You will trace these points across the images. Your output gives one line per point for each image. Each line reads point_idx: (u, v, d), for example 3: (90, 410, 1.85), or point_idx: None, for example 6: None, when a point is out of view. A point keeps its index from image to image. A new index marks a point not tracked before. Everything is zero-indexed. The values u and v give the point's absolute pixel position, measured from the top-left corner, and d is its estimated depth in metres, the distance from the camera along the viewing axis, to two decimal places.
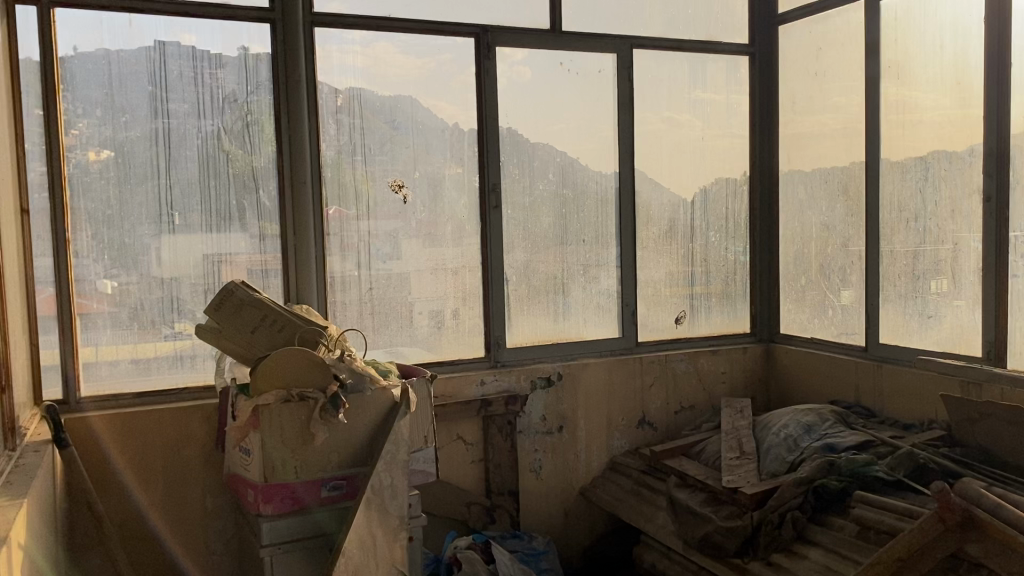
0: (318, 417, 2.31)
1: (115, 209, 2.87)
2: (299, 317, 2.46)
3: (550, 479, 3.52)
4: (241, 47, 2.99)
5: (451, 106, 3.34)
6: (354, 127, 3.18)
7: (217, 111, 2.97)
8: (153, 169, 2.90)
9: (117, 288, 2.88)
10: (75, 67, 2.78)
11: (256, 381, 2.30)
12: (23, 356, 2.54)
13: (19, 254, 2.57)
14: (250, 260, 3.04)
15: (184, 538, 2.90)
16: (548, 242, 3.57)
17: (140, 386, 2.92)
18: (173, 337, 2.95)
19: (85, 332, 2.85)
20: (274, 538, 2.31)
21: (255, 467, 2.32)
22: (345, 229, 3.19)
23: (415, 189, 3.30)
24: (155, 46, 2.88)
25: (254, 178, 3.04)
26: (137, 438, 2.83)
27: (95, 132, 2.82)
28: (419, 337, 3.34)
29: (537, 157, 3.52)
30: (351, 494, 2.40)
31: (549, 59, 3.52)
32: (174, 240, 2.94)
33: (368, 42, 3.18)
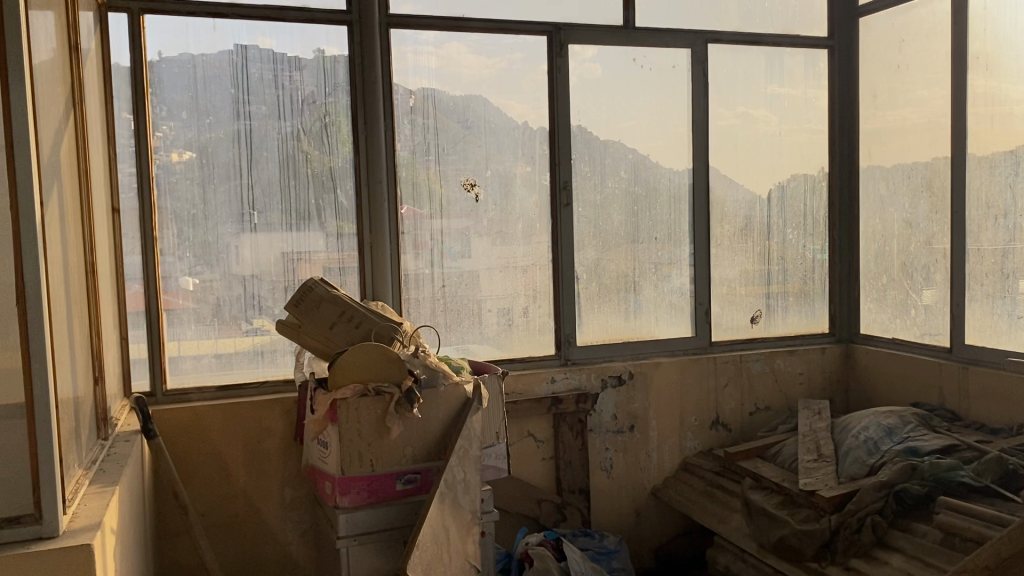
0: (394, 412, 2.35)
1: (199, 208, 2.96)
2: (375, 314, 2.51)
3: (622, 479, 3.51)
4: (318, 49, 3.06)
5: (523, 105, 3.36)
6: (428, 127, 3.22)
7: (296, 113, 3.05)
8: (234, 169, 2.99)
9: (199, 285, 2.98)
10: (162, 71, 2.89)
11: (334, 375, 2.35)
12: (114, 349, 2.66)
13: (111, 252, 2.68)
14: (327, 259, 3.11)
15: (264, 529, 2.99)
16: (620, 240, 3.55)
17: (222, 380, 3.02)
18: (252, 332, 3.04)
19: (171, 327, 2.96)
20: (350, 530, 2.37)
21: (333, 460, 2.38)
22: (419, 228, 3.23)
23: (487, 188, 3.33)
24: (237, 50, 2.97)
25: (332, 178, 3.10)
26: (218, 431, 2.91)
27: (180, 134, 2.92)
28: (490, 335, 3.37)
29: (608, 155, 3.51)
30: (425, 487, 2.44)
31: (621, 56, 3.50)
32: (255, 239, 3.03)
33: (441, 42, 3.22)
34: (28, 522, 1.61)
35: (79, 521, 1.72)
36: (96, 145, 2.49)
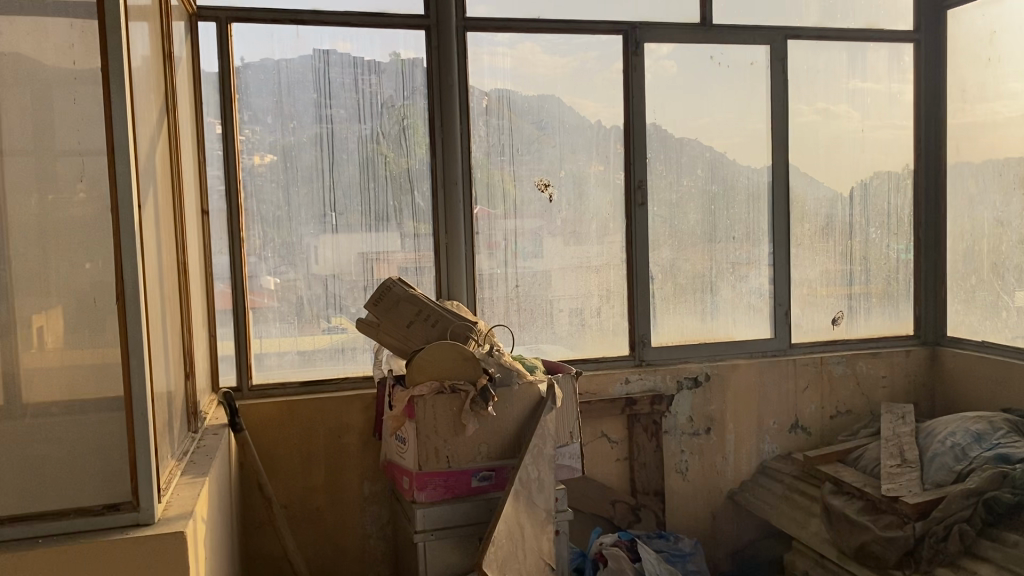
0: (469, 409, 2.38)
1: (282, 210, 3.06)
2: (451, 313, 2.55)
3: (698, 481, 3.47)
4: (395, 53, 3.12)
5: (597, 104, 3.36)
6: (502, 127, 3.25)
7: (376, 116, 3.11)
8: (316, 171, 3.07)
9: (280, 284, 3.07)
10: (248, 76, 2.99)
11: (411, 372, 2.39)
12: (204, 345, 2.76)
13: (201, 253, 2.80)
14: (404, 259, 3.17)
15: (343, 522, 3.07)
16: (695, 239, 3.52)
17: (303, 377, 3.11)
18: (330, 330, 3.12)
19: (257, 325, 3.06)
20: (428, 524, 2.42)
21: (410, 455, 2.42)
22: (495, 228, 3.27)
23: (561, 188, 3.34)
24: (319, 56, 3.05)
25: (409, 179, 3.16)
26: (300, 426, 3.00)
27: (264, 138, 3.02)
28: (563, 335, 3.38)
29: (685, 153, 3.48)
30: (500, 484, 2.47)
31: (698, 54, 3.47)
32: (335, 239, 3.10)
33: (515, 43, 3.24)
34: (126, 509, 1.70)
35: (173, 509, 1.79)
36: (187, 149, 2.59)
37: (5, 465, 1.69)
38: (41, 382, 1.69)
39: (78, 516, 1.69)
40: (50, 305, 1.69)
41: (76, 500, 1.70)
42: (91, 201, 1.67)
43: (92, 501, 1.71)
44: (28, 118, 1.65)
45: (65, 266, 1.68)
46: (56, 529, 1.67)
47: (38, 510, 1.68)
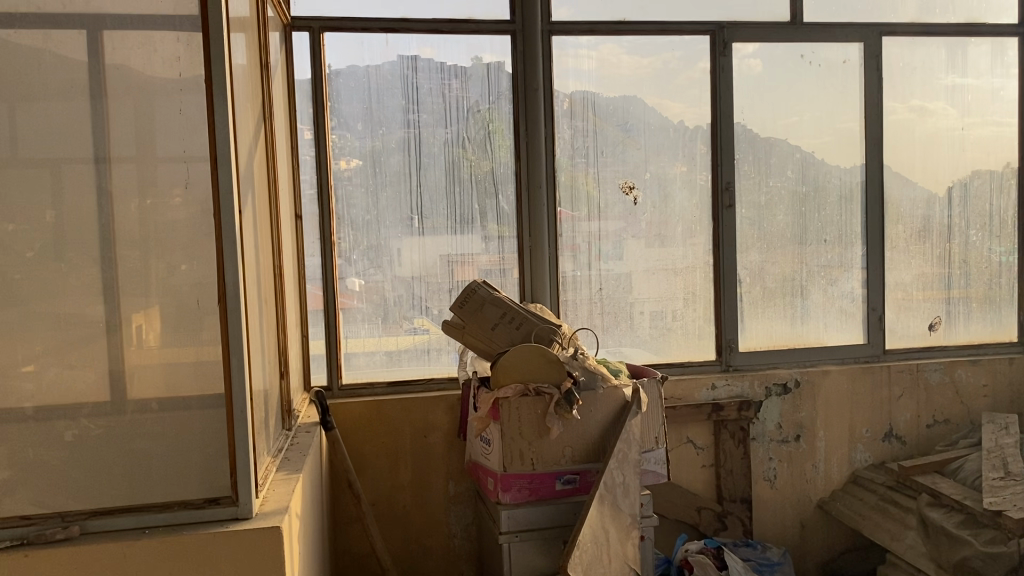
0: (555, 413, 2.38)
1: (371, 213, 3.12)
2: (536, 316, 2.56)
3: (786, 490, 3.39)
4: (477, 56, 3.15)
5: (682, 105, 3.32)
6: (587, 130, 3.24)
7: (462, 121, 3.15)
8: (403, 175, 3.13)
9: (365, 285, 3.14)
10: (340, 83, 3.07)
11: (495, 373, 2.41)
12: (296, 345, 2.85)
13: (292, 248, 2.82)
14: (488, 262, 3.21)
15: (429, 521, 3.12)
16: (785, 242, 3.45)
17: (390, 377, 3.18)
18: (412, 331, 3.17)
19: (347, 325, 3.14)
20: (512, 525, 2.44)
21: (495, 456, 2.45)
22: (578, 230, 3.27)
23: (645, 190, 3.31)
24: (408, 63, 3.11)
25: (494, 183, 3.19)
26: (388, 425, 3.06)
27: (352, 143, 3.09)
28: (646, 340, 3.36)
29: (774, 154, 3.41)
30: (585, 488, 2.47)
31: (788, 53, 3.39)
32: (421, 241, 3.16)
33: (596, 44, 3.23)
34: (226, 504, 1.78)
35: (270, 504, 1.86)
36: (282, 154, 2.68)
37: (112, 460, 1.76)
38: (146, 379, 1.76)
39: (181, 508, 1.77)
40: (149, 304, 1.75)
41: (180, 493, 1.79)
42: (186, 205, 1.75)
43: (194, 494, 1.79)
44: (133, 126, 1.72)
45: (162, 266, 1.75)
46: (160, 520, 1.76)
47: (144, 502, 1.77)
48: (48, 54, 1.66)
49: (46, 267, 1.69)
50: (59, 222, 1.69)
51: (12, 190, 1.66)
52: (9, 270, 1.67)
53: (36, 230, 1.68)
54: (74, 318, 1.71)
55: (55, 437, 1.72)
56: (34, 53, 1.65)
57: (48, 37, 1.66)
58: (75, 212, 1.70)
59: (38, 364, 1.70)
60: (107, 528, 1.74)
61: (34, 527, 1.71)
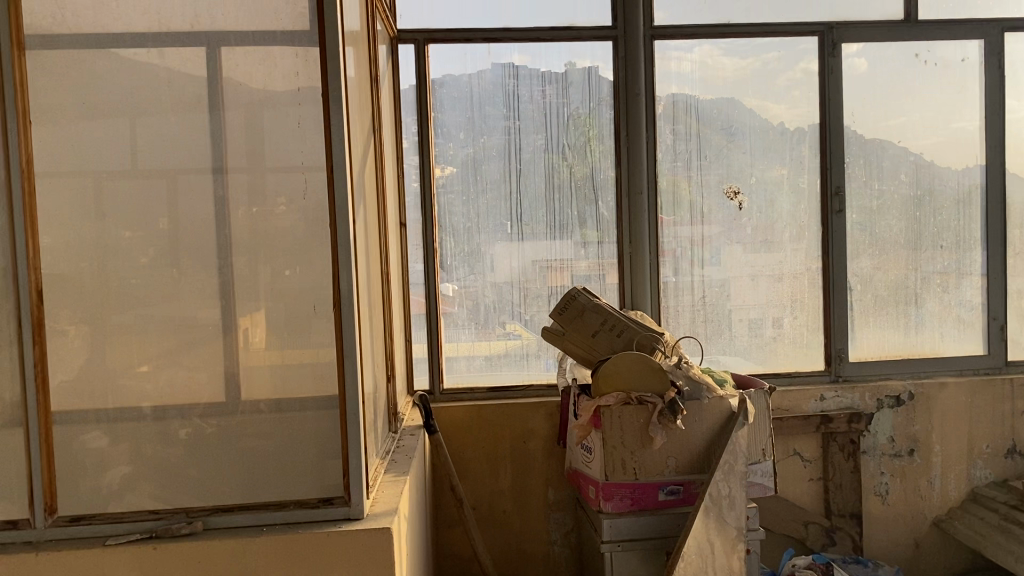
0: (658, 421, 2.36)
1: (473, 220, 3.17)
2: (638, 323, 2.54)
3: (899, 507, 3.25)
4: (570, 62, 3.15)
5: (777, 106, 3.22)
6: (690, 136, 3.20)
7: (563, 129, 3.16)
8: (504, 183, 3.16)
9: (459, 290, 3.18)
10: (444, 93, 3.12)
11: (597, 382, 2.39)
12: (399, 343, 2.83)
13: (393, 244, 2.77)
14: (587, 268, 3.20)
15: (530, 527, 3.13)
16: (898, 247, 3.31)
17: (491, 382, 3.21)
18: (503, 336, 3.20)
19: (448, 330, 3.19)
20: (614, 535, 2.42)
21: (597, 465, 2.44)
22: (679, 236, 3.23)
23: (751, 196, 3.24)
24: (510, 71, 3.14)
25: (594, 189, 3.18)
26: (489, 430, 3.09)
27: (455, 151, 3.14)
28: (748, 349, 3.29)
29: (887, 157, 3.28)
30: (689, 499, 2.43)
31: (901, 52, 3.27)
32: (522, 247, 3.18)
33: (693, 48, 3.19)
34: (339, 504, 1.83)
35: (381, 505, 1.91)
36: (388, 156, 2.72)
37: (228, 457, 1.83)
38: (256, 380, 1.82)
39: (298, 508, 1.83)
40: (256, 309, 1.81)
41: (296, 494, 1.84)
42: (292, 211, 1.79)
43: (309, 494, 1.84)
44: (244, 138, 1.78)
45: (268, 273, 1.81)
46: (279, 519, 1.82)
47: (262, 500, 1.84)
48: (162, 71, 1.75)
49: (159, 272, 1.79)
50: (173, 229, 1.78)
51: (131, 200, 1.76)
52: (124, 273, 1.78)
53: (150, 238, 1.78)
54: (187, 322, 1.80)
55: (171, 435, 1.81)
56: (147, 70, 1.75)
57: (159, 54, 1.75)
58: (191, 221, 1.78)
59: (153, 365, 1.80)
60: (228, 524, 1.82)
61: (161, 522, 1.81)
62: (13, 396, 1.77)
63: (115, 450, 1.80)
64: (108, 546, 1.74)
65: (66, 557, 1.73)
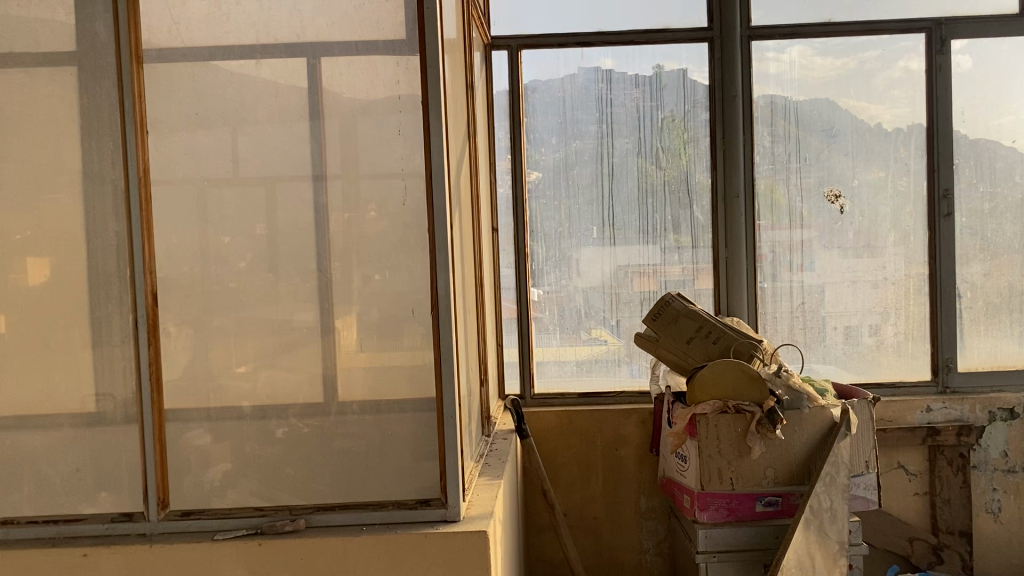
0: (756, 431, 2.31)
1: (565, 224, 3.17)
2: (735, 330, 2.48)
3: (1013, 525, 3.09)
4: (658, 65, 3.12)
5: (874, 106, 3.11)
6: (789, 138, 3.12)
7: (656, 133, 3.12)
8: (597, 188, 3.14)
9: (543, 295, 3.18)
10: (536, 98, 3.14)
11: (693, 390, 2.35)
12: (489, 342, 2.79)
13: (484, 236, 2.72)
14: (681, 273, 3.15)
15: (622, 535, 3.10)
16: (1014, 252, 3.15)
17: (583, 388, 3.20)
18: (590, 342, 3.18)
19: (539, 335, 3.20)
20: (710, 545, 2.39)
21: (692, 474, 2.40)
22: (777, 241, 3.15)
23: (854, 198, 3.13)
24: (603, 75, 3.12)
25: (689, 194, 3.13)
26: (581, 436, 3.08)
27: (549, 156, 3.15)
28: (849, 358, 3.18)
29: (1000, 157, 3.13)
30: (788, 511, 2.37)
31: (1016, 48, 3.11)
32: (615, 251, 3.15)
33: (786, 47, 3.10)
34: (436, 505, 1.85)
35: (475, 508, 1.92)
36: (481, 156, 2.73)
37: (326, 458, 1.87)
38: (353, 382, 1.86)
39: (395, 508, 1.86)
40: (351, 313, 1.85)
41: (394, 494, 1.87)
42: (382, 218, 1.82)
43: (406, 495, 1.87)
44: (342, 146, 1.81)
45: (361, 278, 1.84)
46: (377, 518, 1.86)
47: (360, 500, 1.88)
48: (263, 82, 1.81)
49: (258, 276, 1.84)
50: (274, 235, 1.84)
51: (232, 206, 1.83)
52: (226, 278, 1.84)
53: (248, 243, 1.84)
54: (287, 325, 1.85)
55: (270, 434, 1.86)
56: (248, 81, 1.81)
57: (261, 65, 1.81)
58: (290, 227, 1.83)
59: (249, 366, 1.86)
60: (329, 522, 1.86)
61: (266, 519, 1.87)
62: (124, 394, 1.86)
63: (218, 447, 1.86)
64: (216, 541, 1.82)
65: (177, 549, 1.81)
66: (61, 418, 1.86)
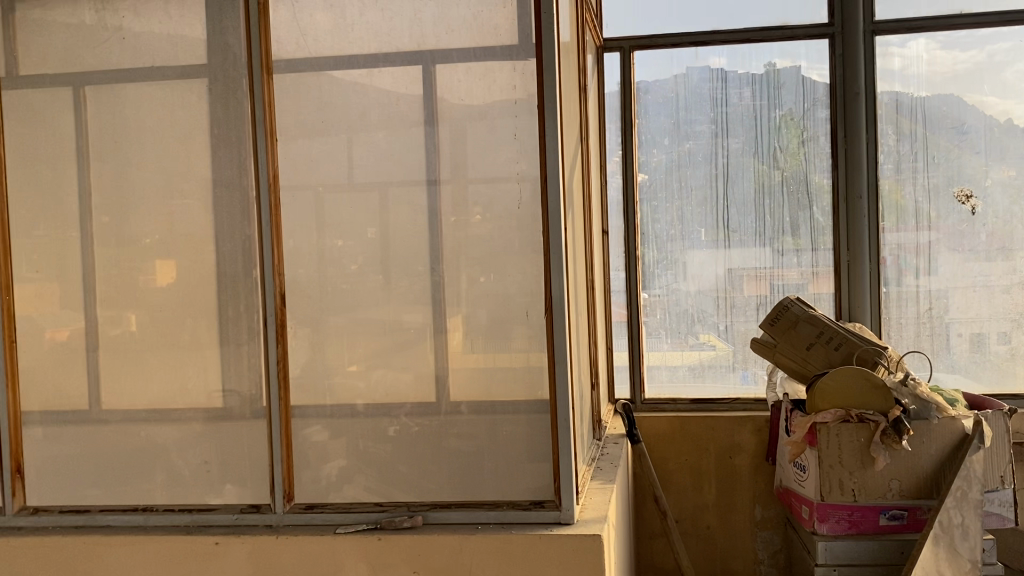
0: (880, 441, 2.22)
1: (677, 227, 3.12)
2: (857, 335, 2.40)
3: None
4: (770, 63, 3.04)
5: (1007, 101, 2.92)
6: (916, 136, 2.98)
7: (772, 133, 3.04)
8: (712, 190, 3.09)
9: (649, 300, 3.16)
10: (649, 99, 3.11)
11: (813, 397, 2.28)
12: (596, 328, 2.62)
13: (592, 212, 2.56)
14: (799, 277, 3.06)
15: (735, 545, 3.03)
16: None
17: (696, 393, 3.15)
18: (698, 346, 3.13)
19: (650, 338, 3.17)
20: (830, 558, 2.32)
21: (811, 484, 2.33)
22: (902, 243, 3.01)
23: (988, 199, 2.95)
24: (719, 75, 3.07)
25: (808, 195, 3.04)
26: (693, 442, 3.03)
27: (664, 158, 3.12)
28: (981, 368, 3.00)
29: None
30: (915, 525, 2.27)
31: None
32: (730, 254, 3.09)
33: (908, 41, 2.97)
34: (550, 507, 1.86)
35: (589, 511, 1.92)
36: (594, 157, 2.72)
37: (440, 457, 1.91)
38: (466, 384, 1.88)
39: (510, 508, 1.87)
40: (462, 313, 1.87)
41: (508, 494, 1.89)
42: (488, 221, 1.85)
43: (521, 496, 1.88)
44: (453, 151, 1.85)
45: (469, 280, 1.87)
46: (492, 518, 1.88)
47: (474, 500, 1.90)
48: (382, 90, 1.87)
49: (373, 278, 1.90)
50: (390, 238, 1.88)
51: (350, 211, 1.89)
52: (339, 280, 1.90)
53: (360, 246, 1.89)
54: (404, 326, 1.89)
55: (382, 432, 1.91)
56: (369, 90, 1.87)
57: (382, 73, 1.87)
58: (407, 230, 1.87)
59: (361, 365, 1.92)
60: (445, 520, 1.90)
61: (386, 514, 1.91)
62: (250, 391, 1.94)
63: (336, 444, 1.93)
64: (338, 534, 1.88)
65: (301, 541, 1.88)
66: (193, 412, 1.96)
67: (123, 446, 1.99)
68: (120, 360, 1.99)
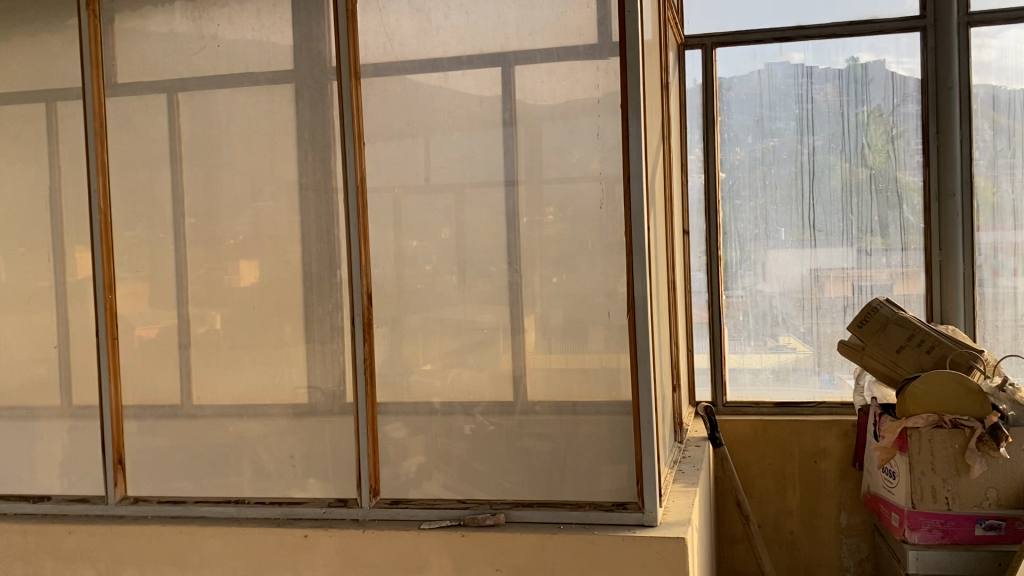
0: (975, 446, 2.15)
1: (761, 226, 3.07)
2: (950, 338, 2.32)
3: None
4: (853, 58, 2.97)
5: None
6: (1014, 130, 2.86)
7: (860, 129, 2.96)
8: (797, 189, 3.02)
9: (730, 301, 3.11)
10: (731, 97, 3.06)
11: (902, 401, 2.22)
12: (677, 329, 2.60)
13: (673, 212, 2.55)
14: (889, 278, 2.97)
15: (820, 552, 2.96)
16: None
17: (780, 397, 3.08)
18: (777, 347, 3.07)
19: (732, 340, 3.12)
20: (922, 568, 2.24)
21: (901, 491, 2.27)
22: (999, 243, 2.89)
23: None
24: (804, 71, 3.00)
25: (898, 193, 2.95)
26: (776, 447, 2.98)
27: (749, 157, 3.07)
28: None
29: None
30: (1014, 537, 2.19)
31: None
32: (817, 254, 3.02)
33: (999, 32, 2.85)
34: (633, 509, 1.85)
35: (672, 514, 1.90)
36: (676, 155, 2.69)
37: (521, 456, 1.92)
38: (547, 383, 1.89)
39: (593, 509, 1.87)
40: (543, 313, 1.88)
41: (590, 495, 1.88)
42: (560, 222, 1.85)
43: (603, 496, 1.88)
44: (529, 152, 1.86)
45: (542, 279, 1.87)
46: (574, 518, 1.87)
47: (556, 500, 1.90)
48: (465, 91, 1.89)
49: (456, 278, 1.92)
50: (472, 238, 1.90)
51: (433, 212, 1.92)
52: (413, 280, 1.94)
53: (437, 247, 1.92)
54: (485, 325, 1.91)
55: (463, 430, 1.94)
56: (452, 92, 1.90)
57: (465, 75, 1.89)
58: (489, 231, 1.89)
59: (438, 364, 1.94)
60: (528, 519, 1.90)
61: (469, 511, 1.93)
62: (334, 388, 1.99)
63: (417, 441, 1.96)
64: (422, 530, 1.90)
65: (386, 536, 1.92)
66: (277, 408, 2.02)
67: (216, 440, 2.06)
68: (213, 357, 2.06)
